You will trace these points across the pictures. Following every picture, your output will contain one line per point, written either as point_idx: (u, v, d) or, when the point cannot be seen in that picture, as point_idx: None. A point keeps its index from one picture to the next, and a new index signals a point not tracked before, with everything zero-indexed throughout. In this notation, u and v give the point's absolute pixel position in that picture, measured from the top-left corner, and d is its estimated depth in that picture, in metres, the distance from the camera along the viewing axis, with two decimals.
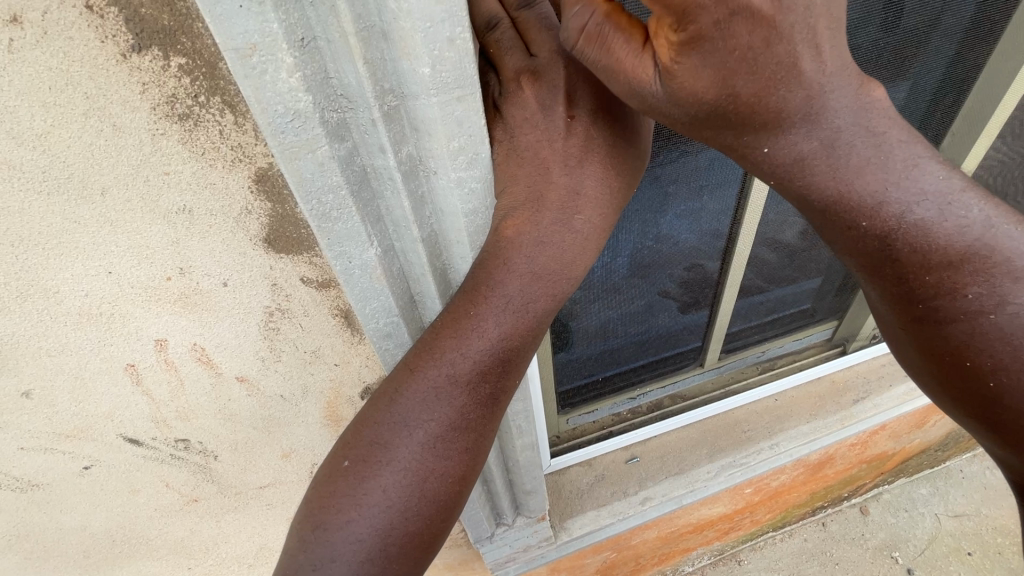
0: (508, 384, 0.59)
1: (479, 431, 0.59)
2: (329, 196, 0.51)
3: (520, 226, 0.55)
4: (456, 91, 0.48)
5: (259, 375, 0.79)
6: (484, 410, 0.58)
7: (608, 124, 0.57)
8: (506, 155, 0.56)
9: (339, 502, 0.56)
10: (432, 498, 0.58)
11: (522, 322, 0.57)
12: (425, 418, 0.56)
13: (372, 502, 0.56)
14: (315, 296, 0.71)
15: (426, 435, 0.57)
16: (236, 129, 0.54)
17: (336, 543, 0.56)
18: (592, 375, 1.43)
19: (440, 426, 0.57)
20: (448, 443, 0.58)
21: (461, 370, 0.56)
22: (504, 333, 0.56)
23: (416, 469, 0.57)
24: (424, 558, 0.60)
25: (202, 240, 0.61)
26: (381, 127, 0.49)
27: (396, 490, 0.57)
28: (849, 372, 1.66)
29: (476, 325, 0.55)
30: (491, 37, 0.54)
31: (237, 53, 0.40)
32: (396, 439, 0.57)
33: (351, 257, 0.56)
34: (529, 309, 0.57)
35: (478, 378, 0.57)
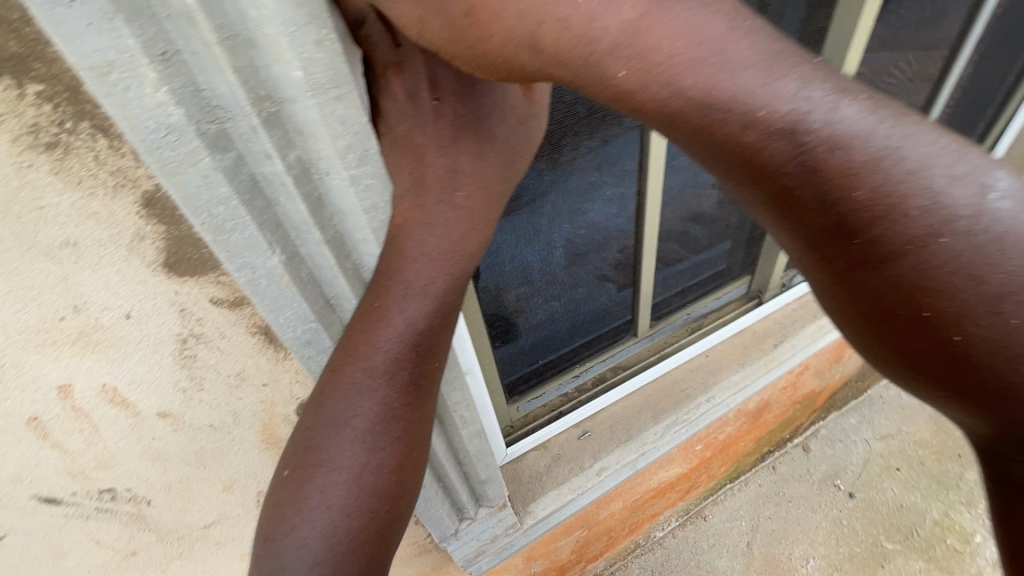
0: (429, 368, 0.61)
1: (410, 419, 0.60)
2: (220, 208, 0.51)
3: (409, 211, 0.59)
4: (333, 91, 0.50)
5: (184, 408, 0.76)
6: (408, 398, 0.60)
7: (478, 102, 0.59)
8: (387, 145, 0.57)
9: (284, 513, 0.58)
10: (375, 492, 0.59)
11: (426, 305, 0.59)
12: (350, 415, 0.58)
13: (313, 508, 0.57)
14: (230, 316, 0.70)
15: (354, 432, 0.58)
16: (113, 152, 0.53)
17: (286, 554, 0.57)
18: (535, 362, 1.49)
19: (368, 420, 0.59)
20: (378, 436, 0.59)
21: (375, 361, 0.58)
22: (410, 318, 0.58)
23: (351, 468, 0.58)
24: (380, 558, 0.60)
25: (95, 273, 0.59)
26: (263, 133, 0.50)
27: (335, 491, 0.58)
28: (768, 320, 1.80)
29: (382, 315, 0.58)
30: (360, 33, 0.52)
31: (93, 72, 0.40)
32: (327, 442, 0.58)
33: (254, 267, 0.57)
34: (430, 291, 0.59)
35: (395, 366, 0.59)
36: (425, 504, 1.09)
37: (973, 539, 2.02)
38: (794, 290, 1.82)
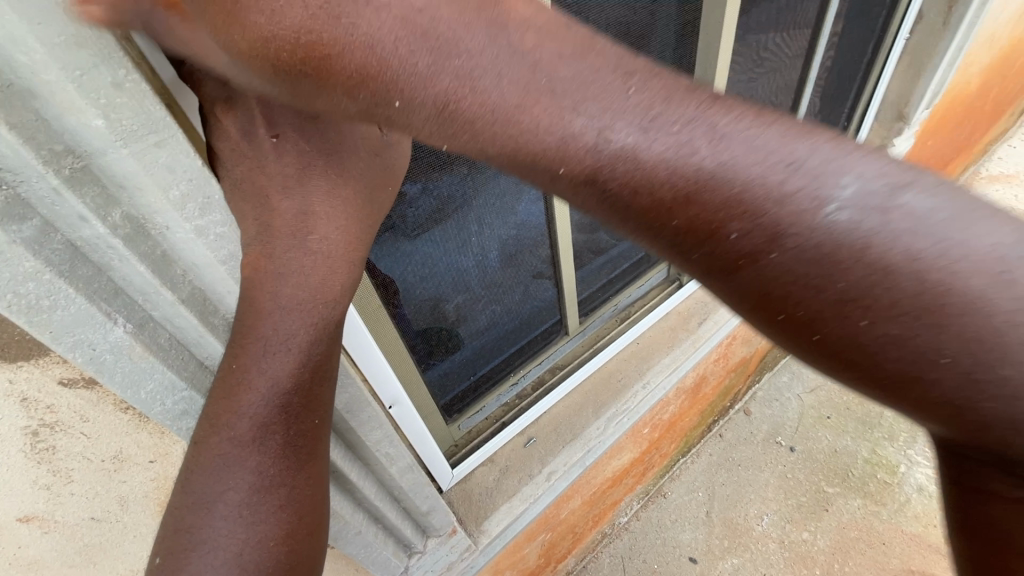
0: (303, 427, 0.58)
1: (290, 482, 0.58)
2: (29, 284, 0.44)
3: (255, 262, 0.53)
4: (150, 137, 0.45)
5: (53, 506, 0.67)
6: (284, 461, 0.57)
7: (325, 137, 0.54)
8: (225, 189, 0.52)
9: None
10: (259, 567, 0.56)
11: (290, 362, 0.55)
12: (221, 489, 0.55)
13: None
14: (92, 396, 0.62)
15: (227, 506, 0.55)
16: None
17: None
18: (469, 377, 1.46)
19: (243, 490, 0.56)
20: (255, 506, 0.56)
21: (240, 429, 0.55)
22: (272, 380, 0.55)
23: (229, 547, 0.55)
24: None
25: None
26: (68, 193, 0.43)
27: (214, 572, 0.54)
28: (691, 299, 1.87)
29: (240, 380, 0.54)
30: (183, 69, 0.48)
31: None
32: (197, 521, 0.55)
33: (93, 344, 0.49)
34: (291, 346, 0.55)
35: (263, 431, 0.56)
36: (366, 552, 1.03)
37: (899, 470, 2.16)
38: None
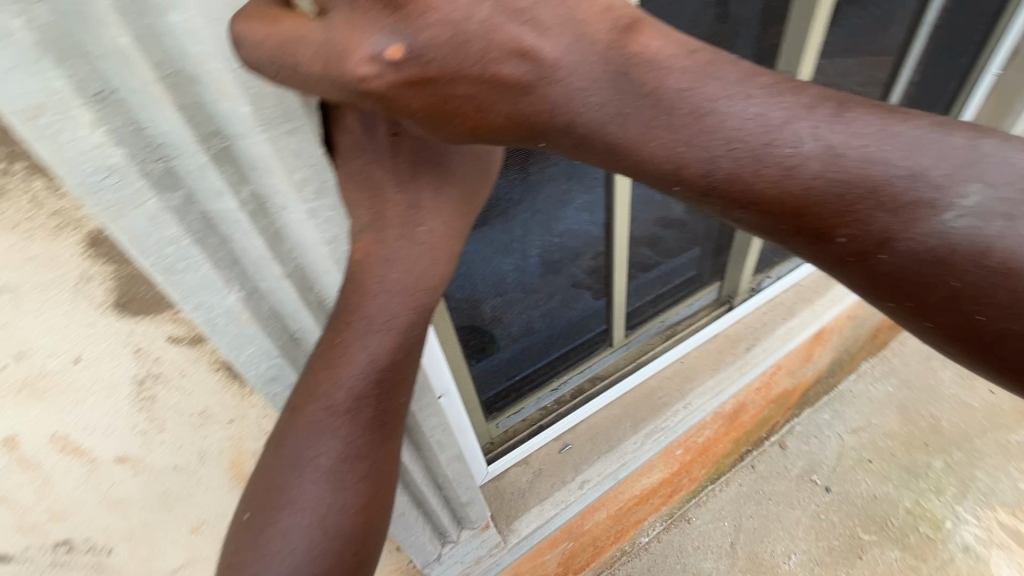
0: (393, 403, 0.59)
1: (374, 458, 0.58)
2: (170, 248, 0.49)
3: (368, 248, 0.56)
4: (285, 125, 0.49)
5: (144, 451, 0.73)
6: (372, 435, 0.58)
7: None
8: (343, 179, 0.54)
9: (241, 560, 0.55)
10: (339, 537, 0.57)
11: (389, 339, 0.58)
12: (312, 455, 0.56)
13: (272, 554, 0.55)
14: (190, 354, 0.68)
15: (316, 473, 0.56)
16: (52, 193, 0.50)
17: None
18: (512, 377, 1.50)
19: (331, 459, 0.57)
20: (341, 475, 0.57)
21: (337, 398, 0.56)
22: (372, 354, 0.57)
23: (315, 512, 0.56)
24: None
25: (37, 319, 0.56)
26: (212, 170, 0.48)
27: (298, 535, 0.55)
28: (739, 324, 1.83)
29: (343, 350, 0.57)
30: None
31: (22, 116, 0.38)
32: (286, 482, 0.56)
33: (211, 307, 0.55)
34: (392, 326, 0.57)
35: (358, 403, 0.57)
36: (406, 532, 1.07)
37: (944, 526, 2.08)
38: (761, 293, 1.87)
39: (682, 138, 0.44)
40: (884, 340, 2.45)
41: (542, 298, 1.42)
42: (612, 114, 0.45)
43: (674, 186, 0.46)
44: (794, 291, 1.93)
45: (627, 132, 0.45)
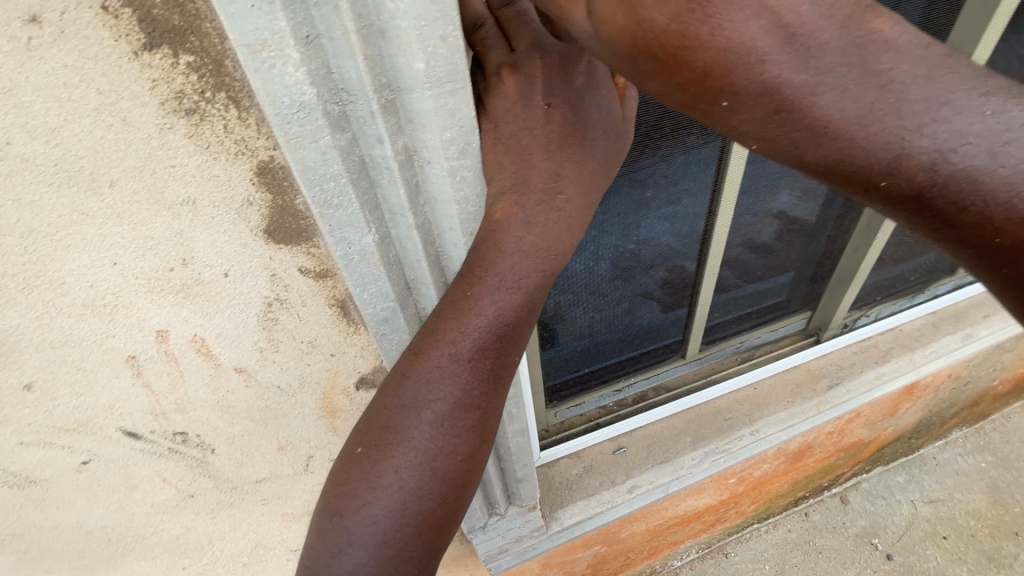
0: (508, 361, 0.62)
1: (483, 409, 0.63)
2: (331, 184, 0.55)
3: (507, 210, 0.60)
4: (448, 85, 0.53)
5: (258, 366, 0.81)
6: (486, 387, 0.62)
7: (583, 113, 0.62)
8: (492, 143, 0.59)
9: (354, 487, 0.60)
10: (444, 475, 0.62)
11: (516, 298, 0.61)
12: (431, 398, 0.60)
13: (385, 485, 0.60)
14: (313, 287, 0.74)
15: (433, 415, 0.60)
16: (240, 123, 0.57)
17: (353, 529, 0.59)
18: (578, 370, 1.49)
19: (447, 404, 0.61)
20: (455, 420, 0.61)
21: (462, 348, 0.59)
22: (499, 311, 0.60)
23: (427, 450, 0.60)
24: (439, 539, 0.63)
25: (205, 231, 0.63)
26: (379, 118, 0.53)
27: (409, 471, 0.60)
28: (823, 360, 1.73)
29: (472, 305, 0.60)
30: (478, 34, 0.59)
31: (248, 48, 0.44)
32: (404, 421, 0.60)
33: (350, 243, 0.60)
34: (522, 285, 0.61)
35: (479, 354, 0.60)
36: None
37: None
38: (854, 332, 1.75)
39: (907, 127, 0.44)
40: (982, 411, 2.23)
41: (621, 299, 1.38)
42: (833, 84, 0.44)
43: (879, 181, 0.46)
44: (891, 337, 1.79)
45: (845, 110, 0.44)
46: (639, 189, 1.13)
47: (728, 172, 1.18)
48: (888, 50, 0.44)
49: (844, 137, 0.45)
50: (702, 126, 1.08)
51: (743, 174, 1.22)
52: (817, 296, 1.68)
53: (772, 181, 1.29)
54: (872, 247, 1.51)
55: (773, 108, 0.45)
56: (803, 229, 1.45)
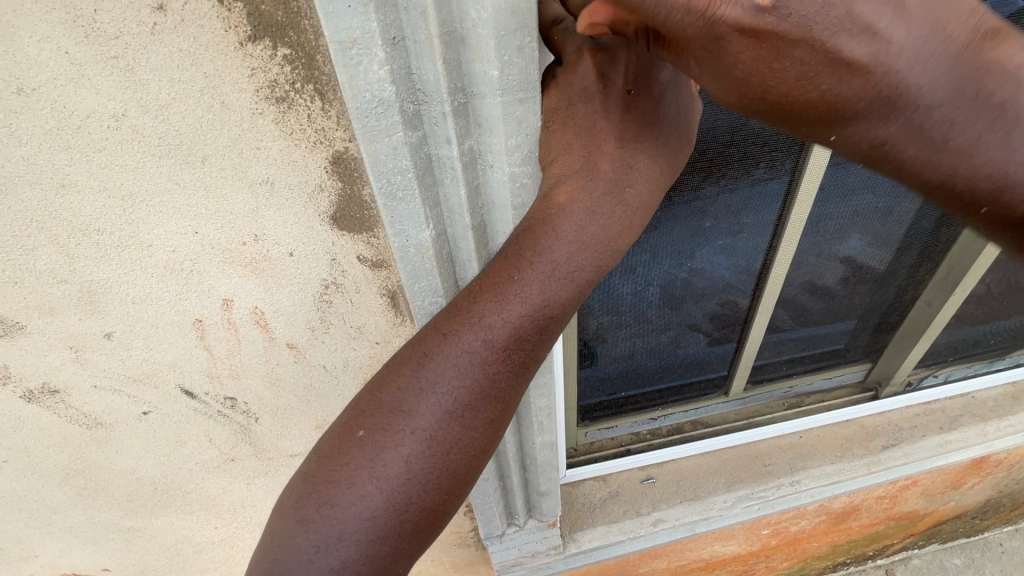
0: (539, 357, 0.60)
1: (504, 404, 0.60)
2: (398, 177, 0.58)
3: (570, 194, 0.58)
4: (519, 94, 0.55)
5: (308, 344, 0.85)
6: (514, 380, 0.59)
7: (662, 108, 0.60)
8: (562, 122, 0.59)
9: (353, 475, 0.56)
10: (453, 469, 0.59)
11: (567, 289, 0.58)
12: (454, 385, 0.57)
13: (389, 475, 0.56)
14: (368, 275, 0.77)
15: (453, 403, 0.57)
16: (323, 114, 0.61)
17: (345, 520, 0.55)
18: (615, 393, 1.46)
19: (468, 394, 0.58)
20: (475, 411, 0.58)
21: (497, 335, 0.57)
22: (545, 303, 0.58)
23: (438, 440, 0.57)
24: (431, 535, 0.60)
25: (278, 211, 0.68)
26: (449, 120, 0.55)
27: (417, 462, 0.57)
28: (881, 418, 1.61)
29: (518, 293, 0.57)
30: (558, 23, 0.59)
31: (340, 45, 0.48)
32: (419, 408, 0.57)
33: (408, 236, 0.63)
34: (575, 278, 0.58)
35: (513, 345, 0.58)
36: (482, 500, 1.11)
37: None
38: (919, 393, 1.61)
39: (1013, 160, 0.51)
40: None
41: (665, 330, 1.35)
42: (942, 117, 0.50)
43: (980, 207, 0.54)
44: (960, 404, 1.65)
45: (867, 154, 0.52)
46: (699, 216, 1.11)
47: (795, 208, 1.14)
48: (1003, 80, 0.50)
49: (946, 164, 0.52)
50: (772, 158, 1.05)
51: (810, 212, 1.17)
52: (880, 348, 1.57)
53: (844, 222, 1.23)
54: (947, 303, 1.41)
55: (876, 143, 0.52)
56: (870, 276, 1.37)
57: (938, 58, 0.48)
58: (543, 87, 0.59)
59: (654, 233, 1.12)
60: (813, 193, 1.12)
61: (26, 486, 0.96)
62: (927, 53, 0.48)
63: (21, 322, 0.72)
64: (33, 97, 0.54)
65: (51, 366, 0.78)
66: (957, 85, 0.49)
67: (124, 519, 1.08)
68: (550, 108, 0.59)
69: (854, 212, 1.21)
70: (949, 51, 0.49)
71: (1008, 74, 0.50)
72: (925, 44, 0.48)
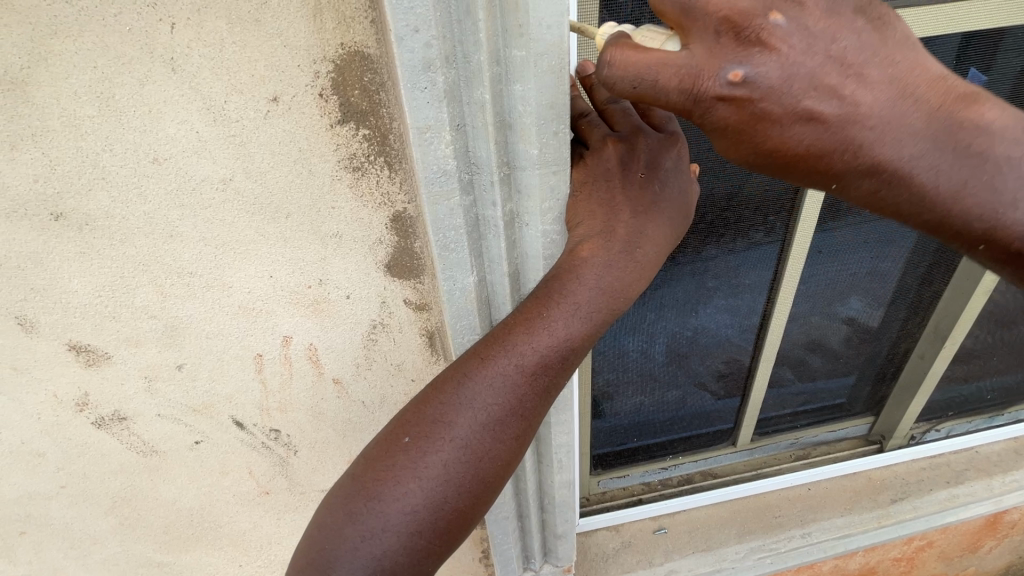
0: (563, 381, 0.69)
1: (531, 420, 0.68)
2: (452, 232, 0.70)
3: (592, 250, 0.69)
4: (553, 168, 0.68)
5: (351, 380, 0.94)
6: (538, 402, 0.68)
7: (669, 187, 0.72)
8: (585, 194, 0.71)
9: (398, 474, 0.64)
10: (482, 478, 0.66)
11: (587, 327, 0.68)
12: (489, 402, 0.65)
13: (430, 476, 0.64)
14: (411, 317, 0.88)
15: (488, 418, 0.66)
16: (389, 181, 0.74)
17: (388, 514, 0.63)
18: (626, 442, 1.52)
19: (500, 410, 0.66)
20: (504, 427, 0.66)
21: (528, 361, 0.66)
22: (570, 335, 0.67)
23: (471, 450, 0.65)
24: (458, 537, 0.67)
25: (342, 260, 0.80)
26: (496, 187, 0.68)
27: (454, 467, 0.65)
28: (886, 471, 1.65)
29: (548, 323, 0.67)
30: (584, 119, 0.73)
31: (418, 130, 0.61)
32: (458, 419, 0.65)
33: (455, 281, 0.74)
34: (593, 316, 0.68)
35: (540, 370, 0.67)
36: (501, 540, 1.15)
37: None
38: (923, 446, 1.66)
39: (1001, 202, 0.60)
40: None
41: (673, 388, 1.44)
42: (928, 167, 0.59)
43: (979, 245, 0.62)
44: (965, 458, 1.69)
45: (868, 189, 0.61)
46: (703, 272, 1.22)
47: (789, 266, 1.25)
48: (974, 137, 0.59)
49: (941, 206, 0.60)
50: (766, 221, 1.18)
51: (804, 269, 1.28)
52: (880, 401, 1.64)
53: (838, 281, 1.34)
54: (939, 356, 1.48)
55: (874, 188, 0.61)
56: (866, 331, 1.46)
57: (912, 120, 0.59)
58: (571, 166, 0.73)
59: (661, 286, 1.22)
60: (805, 254, 1.24)
61: (74, 514, 1.01)
62: (896, 113, 0.59)
63: (109, 353, 0.82)
64: (164, 165, 0.68)
65: (124, 395, 0.87)
66: (934, 140, 0.59)
67: (155, 553, 1.12)
68: (577, 183, 0.72)
69: (847, 271, 1.32)
70: (919, 111, 0.59)
71: (981, 130, 0.59)
72: (892, 108, 0.59)
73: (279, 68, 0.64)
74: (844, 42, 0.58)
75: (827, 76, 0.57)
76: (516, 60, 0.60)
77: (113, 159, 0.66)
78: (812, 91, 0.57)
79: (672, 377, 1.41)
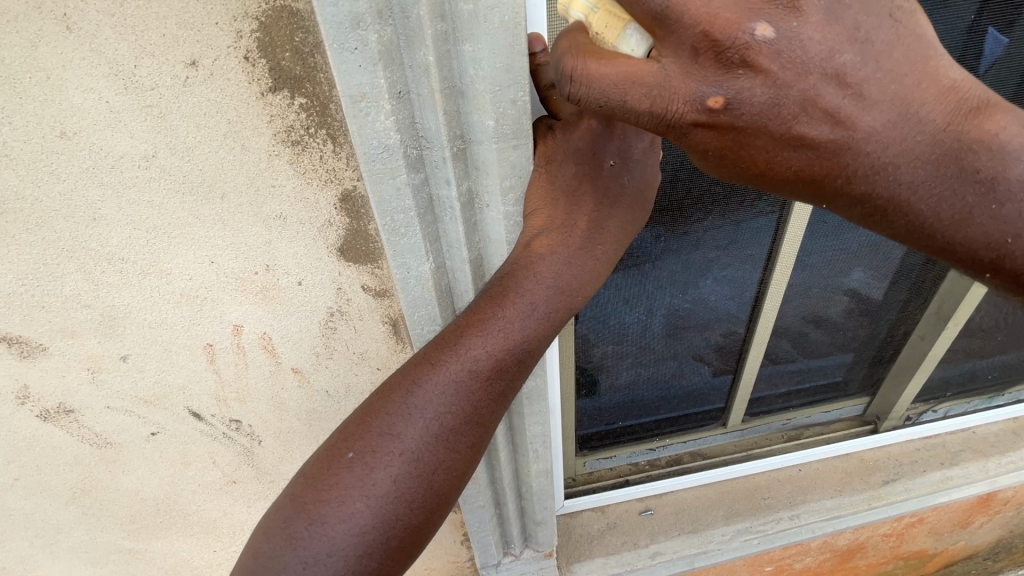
0: (520, 383, 0.64)
1: (486, 426, 0.63)
2: (401, 215, 0.63)
3: (549, 245, 0.62)
4: (514, 141, 0.60)
5: (312, 369, 0.88)
6: (495, 406, 0.63)
7: (640, 177, 0.66)
8: (548, 178, 0.64)
9: (341, 492, 0.58)
10: (436, 491, 0.61)
11: (545, 327, 0.63)
12: (440, 411, 0.60)
13: (378, 495, 0.59)
14: (372, 304, 0.81)
15: (439, 427, 0.60)
16: (334, 156, 0.66)
17: (333, 537, 0.58)
18: (614, 423, 1.47)
19: (452, 419, 0.61)
20: (459, 435, 0.61)
21: (480, 367, 0.60)
22: (526, 336, 0.61)
23: (422, 462, 0.60)
24: (411, 553, 0.62)
25: (289, 244, 0.72)
26: (449, 164, 0.61)
27: (404, 482, 0.60)
28: (880, 452, 1.62)
29: (502, 323, 0.61)
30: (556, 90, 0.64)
31: (351, 99, 0.53)
32: (407, 430, 0.60)
33: (409, 269, 0.68)
34: (552, 317, 0.62)
35: (495, 375, 0.61)
36: (479, 529, 1.12)
37: None
38: (919, 427, 1.61)
39: (1012, 230, 0.52)
40: None
41: (664, 364, 1.38)
42: (929, 190, 0.53)
43: (984, 272, 0.56)
44: (962, 439, 1.66)
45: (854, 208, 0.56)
46: (693, 248, 1.15)
47: (786, 242, 1.17)
48: (990, 155, 0.52)
49: (940, 235, 0.54)
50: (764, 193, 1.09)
51: (801, 246, 1.20)
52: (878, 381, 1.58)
53: (837, 257, 1.26)
54: (941, 337, 1.42)
55: (867, 213, 0.56)
56: (867, 309, 1.39)
57: (915, 140, 0.52)
58: (536, 138, 0.64)
59: (648, 264, 1.15)
60: (804, 228, 1.16)
61: (33, 505, 0.98)
62: (900, 135, 0.52)
63: (44, 344, 0.77)
64: (74, 140, 0.60)
65: (67, 387, 0.82)
66: (936, 160, 0.52)
67: (125, 541, 1.09)
68: (544, 159, 0.64)
69: (847, 246, 1.24)
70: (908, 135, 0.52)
71: (1000, 149, 0.51)
72: (907, 118, 0.52)
73: (193, 27, 0.55)
74: (863, 38, 0.50)
75: (823, 92, 0.51)
76: (464, 14, 0.51)
77: (14, 134, 0.59)
78: (822, 87, 0.51)
79: (661, 357, 1.36)
